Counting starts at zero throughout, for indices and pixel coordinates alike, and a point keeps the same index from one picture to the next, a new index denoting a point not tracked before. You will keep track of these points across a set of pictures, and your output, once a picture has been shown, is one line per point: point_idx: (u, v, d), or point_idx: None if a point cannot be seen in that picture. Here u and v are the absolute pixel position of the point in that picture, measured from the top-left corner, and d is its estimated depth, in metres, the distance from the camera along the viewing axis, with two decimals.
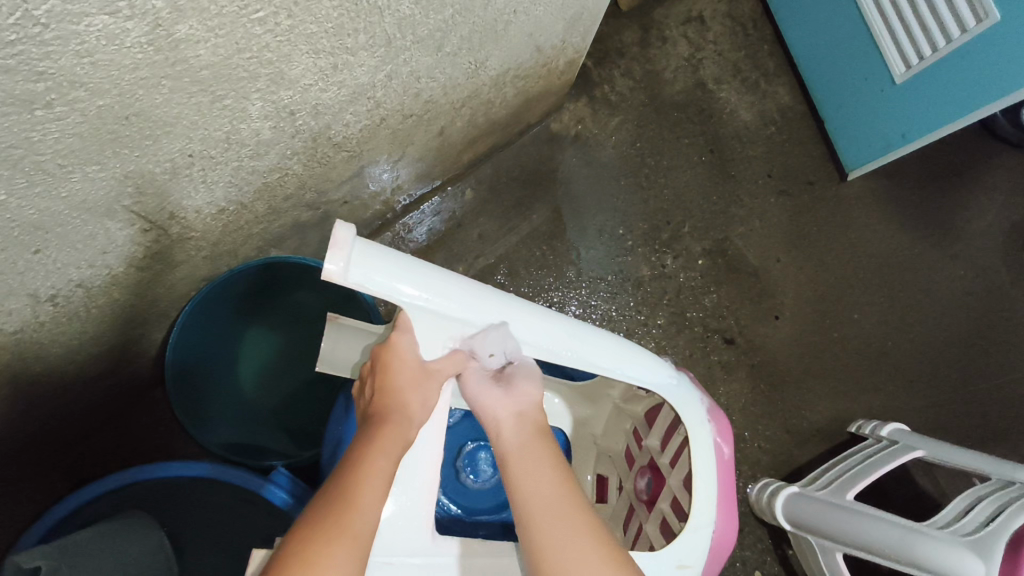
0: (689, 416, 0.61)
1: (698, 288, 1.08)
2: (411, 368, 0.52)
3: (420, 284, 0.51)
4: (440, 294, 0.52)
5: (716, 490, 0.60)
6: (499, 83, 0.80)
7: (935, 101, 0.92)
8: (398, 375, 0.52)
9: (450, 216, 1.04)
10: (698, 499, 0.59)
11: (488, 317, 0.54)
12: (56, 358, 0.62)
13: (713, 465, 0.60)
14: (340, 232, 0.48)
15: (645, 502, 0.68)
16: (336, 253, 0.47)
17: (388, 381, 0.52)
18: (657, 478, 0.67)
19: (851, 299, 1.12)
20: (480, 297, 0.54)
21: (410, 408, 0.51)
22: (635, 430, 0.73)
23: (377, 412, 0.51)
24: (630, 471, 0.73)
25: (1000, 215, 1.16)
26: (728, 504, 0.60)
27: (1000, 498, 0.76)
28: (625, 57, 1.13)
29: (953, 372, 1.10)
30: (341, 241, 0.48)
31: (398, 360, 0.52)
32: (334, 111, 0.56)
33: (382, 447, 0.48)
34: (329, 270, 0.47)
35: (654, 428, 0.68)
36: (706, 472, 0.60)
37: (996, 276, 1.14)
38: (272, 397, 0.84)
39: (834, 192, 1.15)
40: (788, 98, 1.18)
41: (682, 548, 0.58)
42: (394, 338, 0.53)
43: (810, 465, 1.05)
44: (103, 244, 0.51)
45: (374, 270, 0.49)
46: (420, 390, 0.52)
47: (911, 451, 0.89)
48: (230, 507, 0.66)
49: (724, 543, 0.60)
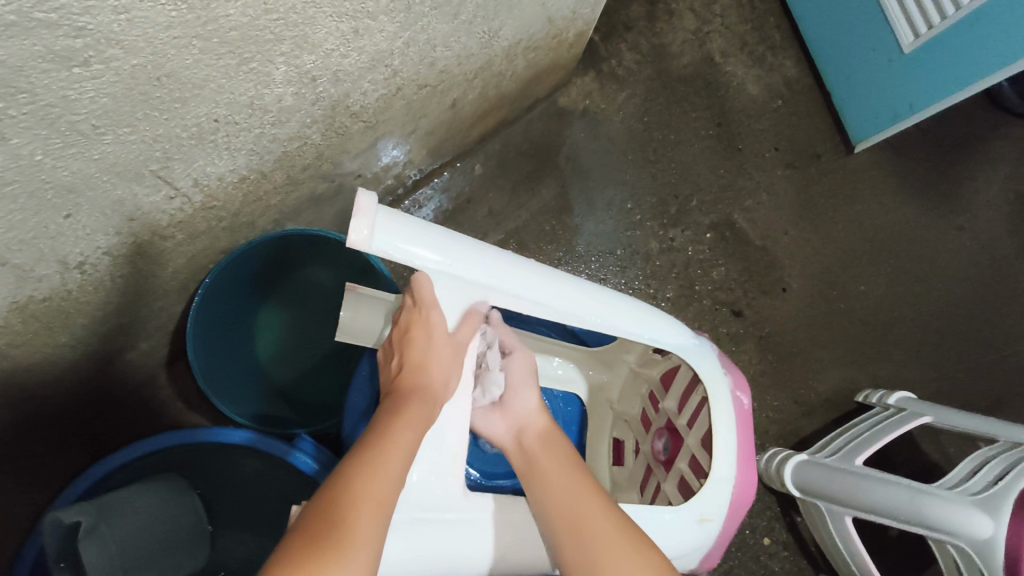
0: (708, 372, 0.65)
1: (707, 261, 1.09)
2: (441, 347, 0.54)
3: (442, 250, 0.54)
4: (460, 259, 0.55)
5: (737, 445, 0.63)
6: (511, 55, 0.80)
7: (944, 69, 0.92)
8: (427, 350, 0.54)
9: (460, 191, 1.05)
10: (722, 454, 0.62)
11: (507, 282, 0.58)
12: (82, 329, 0.63)
13: (734, 419, 0.64)
14: (363, 200, 0.49)
15: (663, 462, 0.71)
16: (360, 219, 0.49)
17: (416, 355, 0.53)
18: (675, 438, 0.70)
19: (858, 271, 1.13)
20: (499, 262, 0.57)
21: (433, 386, 0.52)
22: (651, 394, 0.76)
23: (403, 389, 0.52)
24: (646, 434, 0.75)
25: (1005, 186, 1.17)
26: (747, 456, 0.64)
27: (1008, 458, 0.76)
28: (632, 31, 1.13)
29: (958, 342, 1.12)
30: (364, 209, 0.49)
31: (427, 334, 0.54)
32: (354, 78, 0.57)
33: (407, 421, 0.49)
34: (354, 237, 0.49)
35: (671, 391, 0.71)
36: (727, 424, 0.63)
37: (1001, 247, 1.15)
38: (288, 372, 0.86)
39: (840, 164, 1.15)
40: (795, 70, 1.18)
41: (705, 501, 0.61)
42: (427, 311, 0.54)
43: (817, 434, 1.07)
44: (130, 211, 0.51)
45: (397, 237, 0.51)
46: (446, 366, 0.54)
47: (918, 417, 0.90)
48: (258, 473, 0.68)
49: (745, 495, 0.63)
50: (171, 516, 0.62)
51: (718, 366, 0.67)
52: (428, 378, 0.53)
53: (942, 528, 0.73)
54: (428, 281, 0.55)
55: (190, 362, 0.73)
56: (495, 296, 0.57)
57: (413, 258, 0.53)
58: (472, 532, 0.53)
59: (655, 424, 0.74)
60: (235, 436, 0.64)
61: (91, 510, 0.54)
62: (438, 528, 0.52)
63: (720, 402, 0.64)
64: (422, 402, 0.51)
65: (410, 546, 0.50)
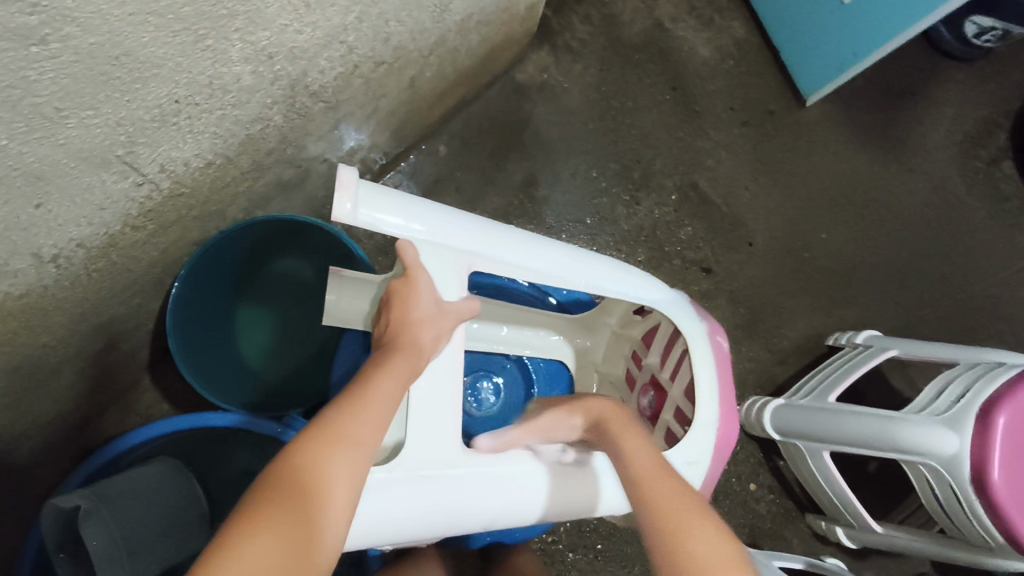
0: (685, 323, 0.67)
1: (674, 222, 1.12)
2: (427, 310, 0.55)
3: (425, 221, 0.56)
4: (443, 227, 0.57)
5: (717, 387, 0.65)
6: (464, 29, 0.81)
7: (884, 14, 0.95)
8: (415, 309, 0.55)
9: (427, 173, 1.06)
10: (702, 401, 0.64)
11: (492, 248, 0.59)
12: (60, 329, 0.63)
13: (714, 366, 0.66)
14: (344, 174, 0.52)
15: (650, 418, 0.73)
16: (342, 192, 0.51)
17: (401, 315, 0.55)
18: (659, 392, 0.72)
19: (819, 221, 1.17)
20: (482, 229, 0.59)
21: (423, 344, 0.54)
22: (634, 354, 0.77)
23: (391, 342, 0.53)
24: (631, 393, 0.78)
25: (952, 127, 1.21)
26: (729, 399, 0.66)
27: (968, 377, 0.80)
28: (582, 4, 1.15)
29: (918, 280, 1.17)
30: (346, 182, 0.51)
31: (416, 297, 0.55)
32: (310, 56, 0.58)
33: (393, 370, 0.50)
34: (339, 209, 0.51)
35: (653, 347, 0.73)
36: (706, 363, 0.66)
37: (953, 186, 1.20)
38: (273, 362, 0.87)
39: (793, 118, 1.19)
40: (744, 31, 1.20)
41: (690, 445, 0.63)
42: (412, 275, 0.55)
43: (792, 379, 1.11)
44: (100, 200, 0.52)
45: (381, 209, 0.54)
46: (432, 326, 0.54)
47: (884, 352, 0.94)
48: (256, 451, 0.70)
49: (729, 438, 0.65)
50: (170, 494, 0.64)
51: (698, 320, 0.68)
52: (414, 337, 0.53)
53: (913, 450, 0.76)
54: (412, 246, 0.56)
55: (174, 356, 0.74)
56: (479, 262, 0.58)
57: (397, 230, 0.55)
58: (472, 490, 0.55)
59: (639, 381, 0.76)
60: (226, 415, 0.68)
61: (89, 492, 0.56)
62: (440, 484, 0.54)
63: (700, 351, 0.66)
64: (406, 360, 0.52)
65: (414, 501, 0.52)
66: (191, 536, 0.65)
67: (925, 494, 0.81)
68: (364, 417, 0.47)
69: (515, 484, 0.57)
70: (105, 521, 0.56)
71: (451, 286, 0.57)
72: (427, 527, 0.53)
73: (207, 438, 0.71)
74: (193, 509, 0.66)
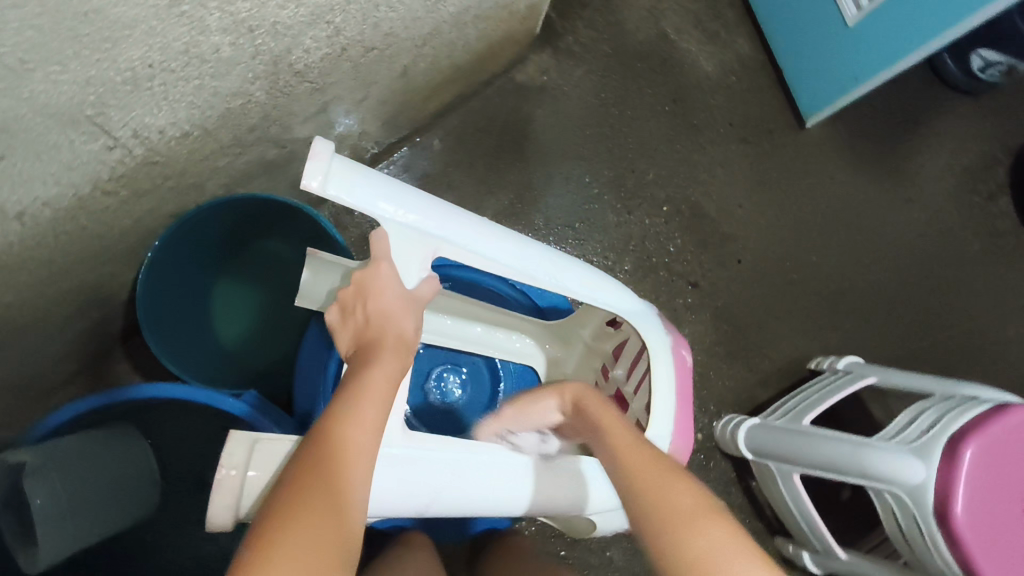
0: (651, 335, 0.66)
1: (663, 234, 1.12)
2: (400, 300, 0.55)
3: (399, 201, 0.53)
4: (417, 212, 0.54)
5: (676, 397, 0.65)
6: (460, 23, 0.81)
7: (886, 41, 0.95)
8: (389, 302, 0.54)
9: (420, 166, 1.06)
10: (659, 413, 0.64)
11: (463, 238, 0.57)
12: (26, 288, 0.63)
13: (675, 376, 0.66)
14: (319, 146, 0.48)
15: None
16: (314, 164, 0.48)
17: (376, 306, 0.54)
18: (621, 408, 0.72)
19: (810, 243, 1.16)
20: (457, 218, 0.57)
21: (405, 334, 0.55)
22: (603, 369, 0.77)
23: (372, 338, 0.54)
24: None
25: (952, 159, 1.21)
26: (686, 416, 0.66)
27: (941, 408, 0.79)
28: (588, 9, 1.14)
29: (905, 310, 1.16)
30: (319, 155, 0.48)
31: (384, 287, 0.54)
32: (294, 33, 0.58)
33: (381, 368, 0.51)
34: (308, 180, 0.48)
35: (620, 361, 0.74)
36: (667, 381, 0.65)
37: (948, 218, 1.19)
38: (245, 344, 0.87)
39: (792, 139, 1.18)
40: (749, 48, 1.20)
41: None
42: (379, 264, 0.54)
43: (772, 400, 1.10)
44: (69, 160, 0.52)
45: (354, 186, 0.51)
46: (412, 316, 0.56)
47: (864, 378, 0.93)
48: (218, 424, 0.71)
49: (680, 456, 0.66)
50: (116, 459, 0.67)
51: (663, 333, 0.68)
52: (398, 329, 0.55)
53: (880, 477, 0.75)
54: (385, 238, 0.54)
55: (141, 326, 0.73)
56: (446, 250, 0.57)
57: (369, 208, 0.52)
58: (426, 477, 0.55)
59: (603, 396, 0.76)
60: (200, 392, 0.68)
61: (36, 451, 0.61)
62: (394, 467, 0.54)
63: (662, 364, 0.65)
64: (393, 359, 0.53)
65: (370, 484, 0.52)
66: (136, 501, 0.68)
67: (889, 523, 0.80)
68: (360, 420, 0.48)
69: (479, 474, 0.58)
70: (49, 479, 0.60)
71: (411, 270, 0.56)
72: (393, 503, 0.54)
73: (172, 412, 0.72)
74: (138, 474, 0.69)
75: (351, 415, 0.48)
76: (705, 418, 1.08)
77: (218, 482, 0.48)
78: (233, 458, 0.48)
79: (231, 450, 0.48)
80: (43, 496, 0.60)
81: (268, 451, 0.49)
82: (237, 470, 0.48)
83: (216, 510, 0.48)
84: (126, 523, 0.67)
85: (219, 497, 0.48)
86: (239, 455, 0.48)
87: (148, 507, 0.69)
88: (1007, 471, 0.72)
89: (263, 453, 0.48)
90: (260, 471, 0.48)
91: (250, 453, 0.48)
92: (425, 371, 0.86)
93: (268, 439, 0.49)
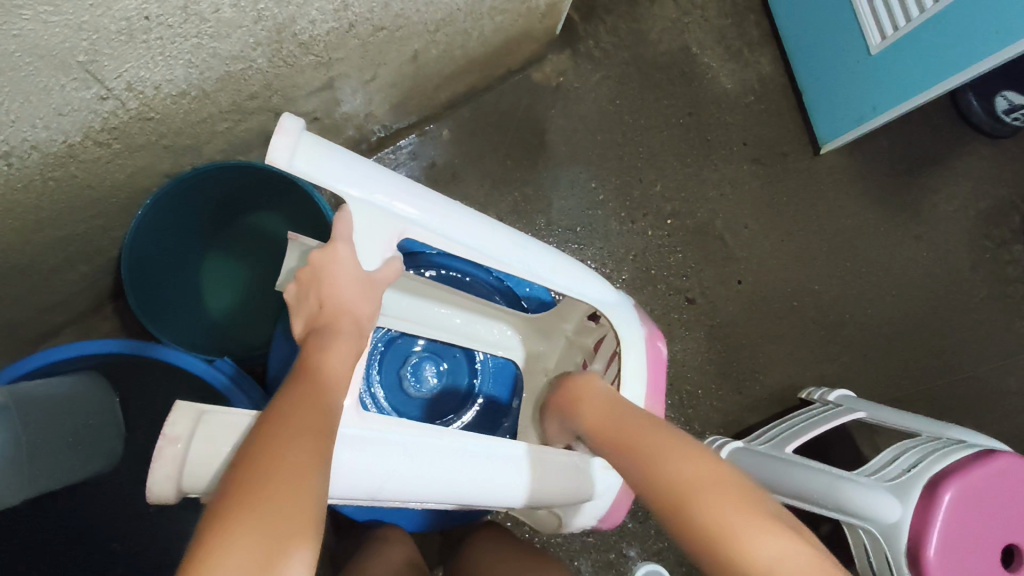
0: (625, 325, 0.68)
1: (665, 247, 1.10)
2: (360, 283, 0.54)
3: (369, 179, 0.53)
4: (387, 191, 0.54)
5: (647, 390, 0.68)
6: (476, 12, 0.81)
7: (907, 72, 0.93)
8: (343, 287, 0.53)
9: (426, 156, 1.05)
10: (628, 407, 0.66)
11: (435, 219, 0.57)
12: (12, 232, 0.63)
13: (647, 368, 0.69)
14: (287, 121, 0.49)
15: None
16: (281, 139, 0.49)
17: (330, 293, 0.53)
18: None
19: (814, 271, 1.14)
20: (428, 200, 0.57)
21: (360, 319, 0.54)
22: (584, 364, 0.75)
23: (326, 324, 0.53)
24: None
25: (968, 201, 1.18)
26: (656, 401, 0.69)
27: (925, 448, 0.78)
28: (612, 15, 1.13)
29: (904, 349, 1.14)
30: (287, 130, 0.49)
31: (341, 270, 0.53)
32: (299, 2, 0.57)
33: (336, 354, 0.51)
34: (274, 155, 0.49)
35: (598, 356, 0.73)
36: (638, 367, 0.67)
37: (958, 260, 1.17)
38: (229, 313, 0.87)
39: (806, 165, 1.17)
40: (771, 69, 1.18)
41: None
42: (336, 245, 0.53)
43: (759, 426, 1.08)
44: (59, 105, 0.52)
45: (323, 163, 0.51)
46: (369, 300, 0.55)
47: (852, 412, 0.91)
48: (198, 391, 0.74)
49: None
50: (90, 408, 0.72)
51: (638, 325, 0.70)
52: (352, 315, 0.54)
53: (855, 512, 0.73)
54: (350, 218, 0.54)
55: (125, 285, 0.73)
56: (416, 231, 0.56)
57: (336, 186, 0.52)
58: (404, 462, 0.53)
59: None
60: (200, 362, 0.72)
61: (6, 392, 0.63)
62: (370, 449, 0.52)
63: (634, 357, 0.67)
64: (347, 344, 0.52)
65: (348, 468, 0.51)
66: (101, 452, 0.73)
67: (860, 559, 0.78)
68: (316, 404, 0.47)
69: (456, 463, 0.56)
70: (14, 421, 0.63)
71: (374, 253, 0.55)
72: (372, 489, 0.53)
73: (146, 369, 0.76)
74: (108, 427, 0.74)
75: (307, 400, 0.47)
76: (688, 437, 1.06)
77: (159, 450, 0.46)
78: (178, 433, 0.46)
79: (175, 420, 0.47)
80: (6, 442, 0.62)
81: (214, 422, 0.47)
82: (180, 439, 0.46)
83: (155, 482, 0.45)
84: (87, 473, 0.72)
85: (158, 467, 0.46)
86: (183, 425, 0.47)
87: (113, 461, 0.74)
88: (984, 519, 0.70)
89: (209, 425, 0.47)
90: (203, 442, 0.46)
91: (195, 425, 0.47)
92: (402, 359, 0.86)
93: (217, 411, 0.48)
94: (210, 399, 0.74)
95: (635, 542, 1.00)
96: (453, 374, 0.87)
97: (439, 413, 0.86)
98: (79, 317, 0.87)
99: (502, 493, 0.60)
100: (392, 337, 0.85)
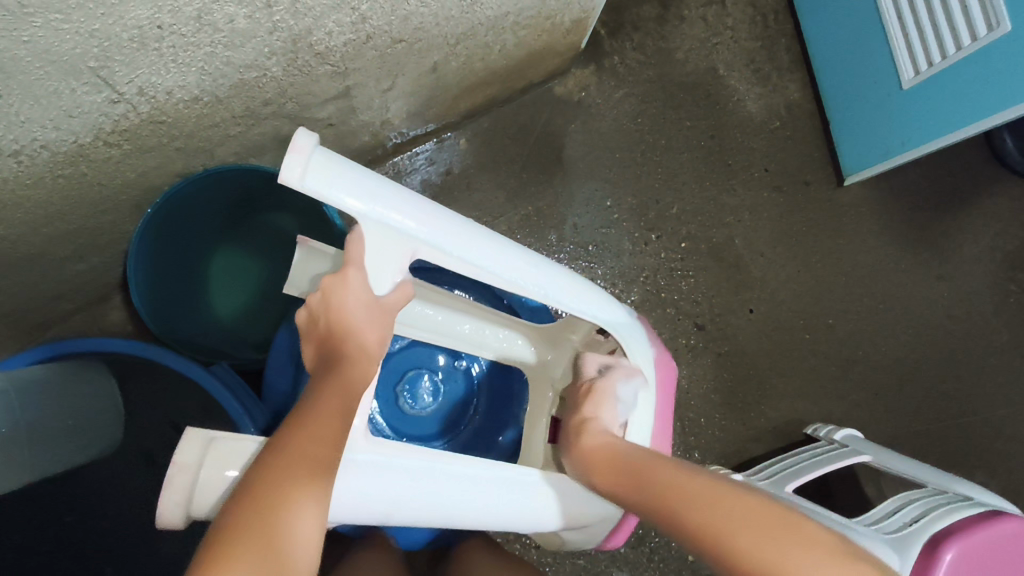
0: (634, 347, 0.69)
1: (678, 270, 1.09)
2: (371, 306, 0.53)
3: (382, 199, 0.52)
4: (399, 210, 0.53)
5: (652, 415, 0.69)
6: (497, 27, 0.80)
7: (939, 109, 0.90)
8: (354, 313, 0.52)
9: (442, 164, 1.05)
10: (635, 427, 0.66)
11: (448, 241, 0.55)
12: (21, 226, 0.64)
13: (653, 363, 0.70)
14: (300, 138, 0.48)
15: None
16: (294, 157, 0.47)
17: (341, 321, 0.53)
18: None
19: (829, 304, 1.12)
20: (441, 220, 0.55)
21: (368, 346, 0.53)
22: None
23: (335, 351, 0.52)
24: None
25: (994, 243, 1.15)
26: (663, 411, 0.70)
27: (930, 503, 0.76)
28: (640, 31, 1.12)
29: (917, 391, 1.11)
30: (300, 148, 0.48)
31: (349, 294, 0.52)
32: (316, 15, 0.57)
33: (346, 378, 0.50)
34: (287, 173, 0.47)
35: None
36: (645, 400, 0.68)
37: (979, 303, 1.14)
38: (234, 312, 0.88)
39: (829, 195, 1.14)
40: (799, 95, 1.16)
41: None
42: (347, 271, 0.52)
43: (761, 459, 1.06)
44: (70, 108, 0.52)
45: (337, 182, 0.49)
46: (376, 325, 0.53)
47: (857, 455, 0.89)
48: (196, 394, 0.74)
49: None
50: (88, 392, 0.72)
51: (647, 346, 0.71)
52: (363, 341, 0.53)
53: None
54: (360, 240, 0.53)
55: (131, 287, 0.73)
56: (427, 250, 0.55)
57: (347, 208, 0.51)
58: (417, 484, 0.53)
59: None
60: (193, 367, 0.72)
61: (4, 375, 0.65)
62: (385, 471, 0.51)
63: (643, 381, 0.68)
64: (356, 368, 0.52)
65: (358, 487, 0.50)
66: (99, 436, 0.73)
67: None
68: (320, 434, 0.46)
69: (469, 490, 0.56)
70: (9, 403, 0.64)
71: (384, 276, 0.54)
72: (385, 511, 0.52)
73: (148, 370, 0.75)
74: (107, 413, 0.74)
75: (313, 429, 0.47)
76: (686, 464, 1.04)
77: (169, 477, 0.46)
78: (190, 460, 0.46)
79: (185, 447, 0.47)
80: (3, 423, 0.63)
81: (221, 450, 0.47)
82: (188, 466, 0.46)
83: (167, 506, 0.46)
84: (86, 457, 0.72)
85: (168, 493, 0.46)
86: (192, 452, 0.47)
87: (114, 445, 0.74)
88: None
89: (216, 453, 0.46)
90: (210, 471, 0.46)
91: (203, 452, 0.46)
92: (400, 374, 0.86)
93: (226, 439, 0.47)
94: (206, 403, 0.74)
95: (626, 568, 0.98)
96: (449, 392, 0.86)
97: (433, 435, 0.85)
98: (88, 306, 0.88)
99: (508, 522, 0.59)
100: (393, 349, 0.85)
